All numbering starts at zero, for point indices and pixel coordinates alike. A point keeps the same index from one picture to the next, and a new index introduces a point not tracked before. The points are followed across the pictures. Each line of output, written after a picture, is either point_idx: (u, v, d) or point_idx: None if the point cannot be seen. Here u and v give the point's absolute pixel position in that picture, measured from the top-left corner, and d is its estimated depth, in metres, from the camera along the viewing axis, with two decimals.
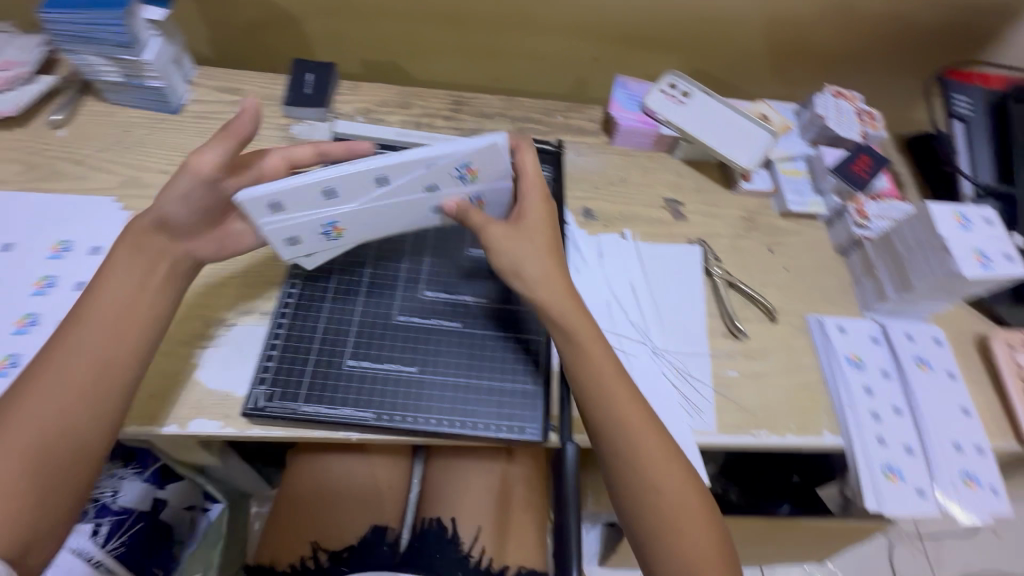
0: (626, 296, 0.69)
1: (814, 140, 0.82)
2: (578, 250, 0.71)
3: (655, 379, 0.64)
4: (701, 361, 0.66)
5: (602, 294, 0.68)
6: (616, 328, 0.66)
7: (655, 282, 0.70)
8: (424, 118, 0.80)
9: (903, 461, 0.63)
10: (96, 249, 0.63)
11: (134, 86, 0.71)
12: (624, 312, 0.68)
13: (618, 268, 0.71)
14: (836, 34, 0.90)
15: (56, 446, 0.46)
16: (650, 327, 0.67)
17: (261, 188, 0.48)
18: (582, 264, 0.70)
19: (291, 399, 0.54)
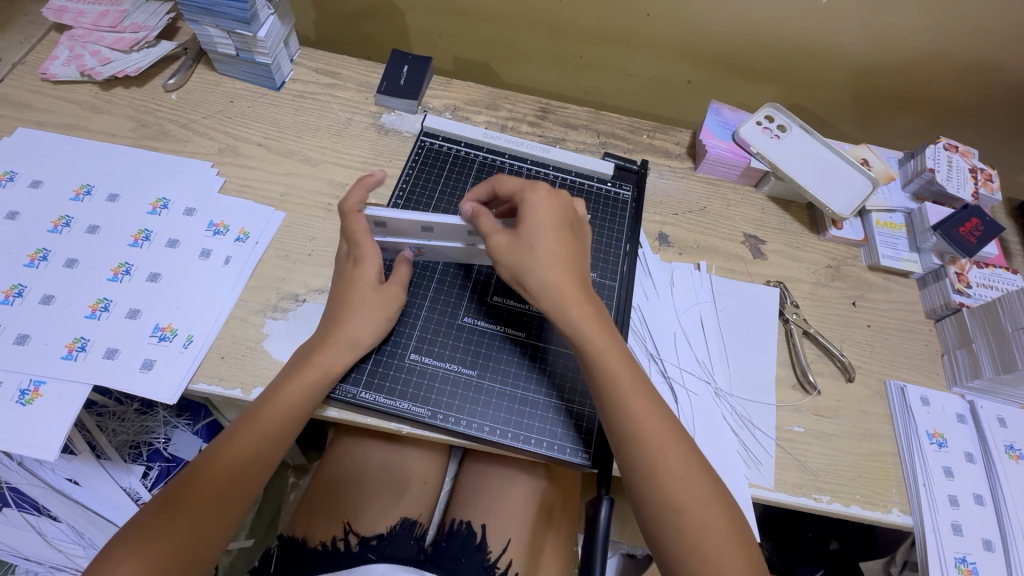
0: (693, 332, 0.66)
1: (916, 193, 0.76)
2: (648, 276, 0.69)
3: (716, 424, 0.61)
4: (767, 411, 0.63)
5: (668, 327, 0.66)
6: (678, 361, 0.64)
7: (726, 321, 0.67)
8: (509, 122, 0.81)
9: (980, 555, 0.57)
10: (190, 211, 0.66)
11: (244, 60, 0.74)
12: (689, 347, 0.65)
13: (689, 301, 0.68)
14: (957, 87, 0.83)
15: (246, 449, 0.49)
16: (715, 366, 0.64)
17: (374, 209, 0.53)
18: (650, 291, 0.68)
19: (353, 383, 0.54)
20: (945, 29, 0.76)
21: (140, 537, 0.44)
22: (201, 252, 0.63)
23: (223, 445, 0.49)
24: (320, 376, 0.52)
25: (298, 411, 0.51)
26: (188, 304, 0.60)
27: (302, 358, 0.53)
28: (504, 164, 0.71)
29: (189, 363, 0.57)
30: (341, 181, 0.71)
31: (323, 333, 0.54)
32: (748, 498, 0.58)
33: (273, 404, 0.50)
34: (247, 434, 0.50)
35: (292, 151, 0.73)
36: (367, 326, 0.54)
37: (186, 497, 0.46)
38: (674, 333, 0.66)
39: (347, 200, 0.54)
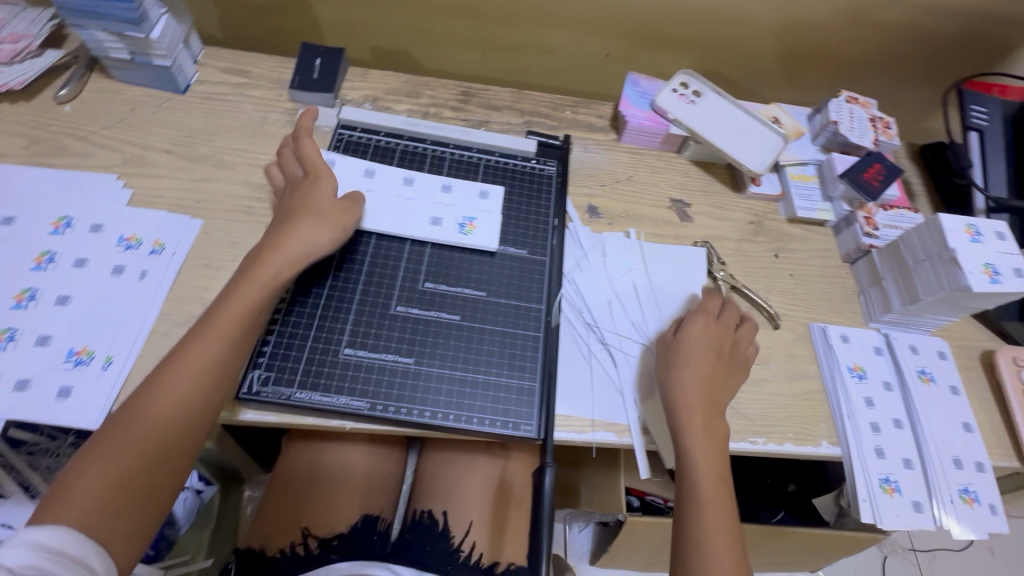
0: (628, 297, 0.68)
1: (825, 145, 0.80)
2: (580, 247, 0.70)
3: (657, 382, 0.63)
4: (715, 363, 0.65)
5: (605, 294, 0.68)
6: (614, 326, 0.66)
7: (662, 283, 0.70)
8: (431, 108, 0.80)
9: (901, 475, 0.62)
10: (97, 227, 0.62)
11: (140, 64, 0.70)
12: (624, 312, 0.67)
13: (625, 268, 0.70)
14: (856, 42, 0.88)
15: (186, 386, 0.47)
16: (650, 328, 0.66)
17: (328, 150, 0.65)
18: (581, 260, 0.69)
19: (287, 385, 0.53)
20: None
21: (88, 473, 0.43)
22: (114, 269, 0.60)
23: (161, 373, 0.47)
24: (257, 295, 0.51)
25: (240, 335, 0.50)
26: (104, 323, 0.57)
27: (241, 280, 0.52)
28: (427, 150, 0.69)
29: (112, 384, 0.54)
30: (260, 182, 0.69)
31: (257, 251, 0.53)
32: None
33: (212, 330, 0.49)
34: (188, 359, 0.48)
35: (204, 155, 0.70)
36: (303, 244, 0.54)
37: (130, 427, 0.45)
38: (607, 299, 0.67)
39: (298, 144, 0.61)
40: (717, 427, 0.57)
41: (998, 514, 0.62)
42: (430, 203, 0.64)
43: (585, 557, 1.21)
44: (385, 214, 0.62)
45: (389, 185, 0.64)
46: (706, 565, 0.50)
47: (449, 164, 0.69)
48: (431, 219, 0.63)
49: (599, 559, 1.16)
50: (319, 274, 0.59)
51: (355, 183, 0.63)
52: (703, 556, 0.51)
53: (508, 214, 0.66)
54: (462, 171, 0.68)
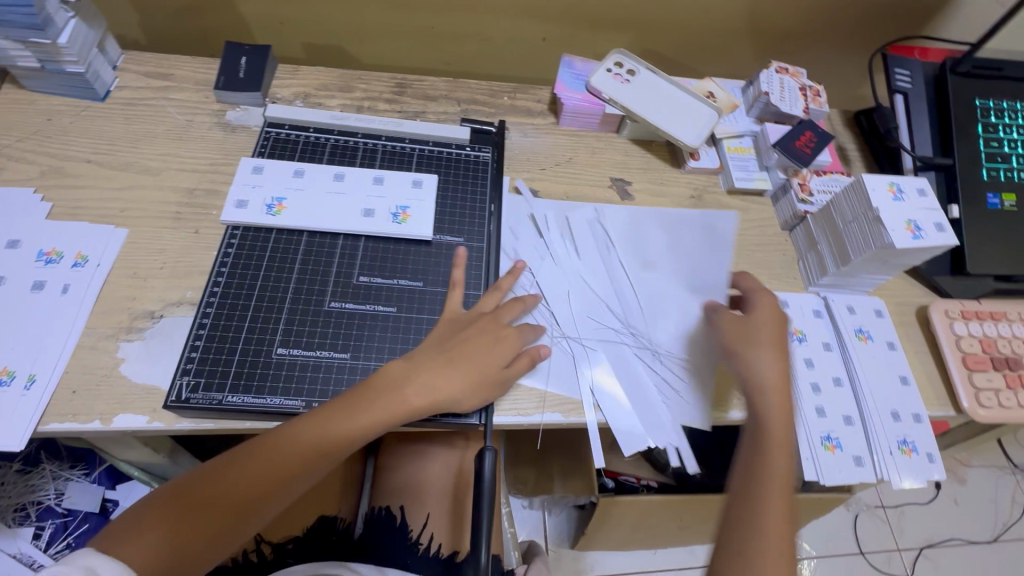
0: (593, 280, 0.66)
1: (759, 117, 0.82)
2: (538, 233, 0.68)
3: (632, 367, 0.62)
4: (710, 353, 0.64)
5: (569, 281, 0.66)
6: (585, 318, 0.64)
7: (634, 262, 0.68)
8: (365, 102, 0.79)
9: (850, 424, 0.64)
10: (13, 243, 0.60)
11: (52, 72, 0.67)
12: (595, 302, 0.65)
13: (588, 247, 0.69)
14: (785, 14, 0.90)
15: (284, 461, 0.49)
16: (626, 317, 0.65)
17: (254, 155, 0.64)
18: (536, 247, 0.67)
19: (217, 389, 0.52)
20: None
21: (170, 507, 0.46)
22: (34, 285, 0.58)
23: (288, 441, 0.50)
24: (395, 416, 0.52)
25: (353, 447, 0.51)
26: (25, 341, 0.55)
27: (384, 386, 0.52)
28: (358, 144, 0.68)
29: (35, 403, 0.52)
30: (188, 187, 0.67)
31: (406, 376, 0.53)
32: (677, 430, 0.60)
33: (329, 429, 0.50)
34: (295, 434, 0.50)
35: (128, 162, 0.68)
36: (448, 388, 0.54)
37: (221, 483, 0.48)
38: (565, 287, 0.65)
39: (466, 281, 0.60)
40: (791, 415, 0.57)
41: (936, 462, 0.64)
42: (361, 195, 0.63)
43: (565, 541, 1.22)
44: (314, 210, 0.61)
45: (320, 182, 0.63)
46: (763, 518, 0.50)
47: (381, 157, 0.68)
48: (363, 211, 0.62)
49: (577, 542, 1.17)
50: (251, 277, 0.58)
51: (284, 183, 0.62)
52: (758, 514, 0.51)
53: (443, 203, 0.66)
54: (395, 162, 0.68)
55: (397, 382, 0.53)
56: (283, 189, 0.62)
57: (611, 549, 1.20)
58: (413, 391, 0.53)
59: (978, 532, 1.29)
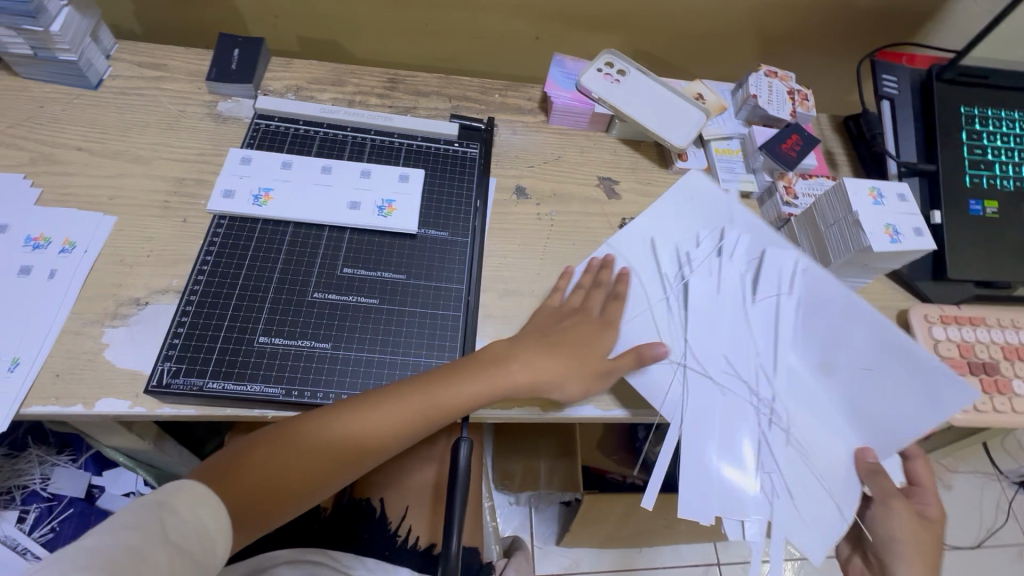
0: (752, 326, 0.58)
1: (747, 119, 0.83)
2: (715, 252, 0.61)
3: (752, 440, 0.54)
4: (844, 453, 0.55)
5: (728, 320, 0.59)
6: (696, 358, 0.57)
7: (800, 322, 0.58)
8: (357, 96, 0.79)
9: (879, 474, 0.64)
10: (2, 227, 0.61)
11: (44, 59, 0.68)
12: (701, 338, 0.58)
13: (693, 275, 0.61)
14: (776, 18, 0.90)
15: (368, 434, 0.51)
16: (738, 361, 0.57)
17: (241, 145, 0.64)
18: (705, 268, 0.61)
19: (198, 375, 0.53)
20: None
21: (232, 477, 0.47)
22: (21, 269, 0.59)
23: (341, 414, 0.51)
24: (490, 391, 0.54)
25: (417, 424, 0.53)
26: (11, 324, 0.56)
27: (486, 363, 0.55)
28: (346, 138, 0.69)
29: (18, 385, 0.53)
30: (177, 176, 0.68)
31: (508, 356, 0.56)
32: (776, 535, 0.52)
33: (421, 401, 0.53)
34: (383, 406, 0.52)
35: (119, 151, 0.68)
36: (548, 363, 0.56)
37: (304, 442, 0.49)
38: (715, 323, 0.59)
39: (589, 299, 0.60)
40: None
41: None
42: (346, 188, 0.64)
43: (550, 538, 1.22)
44: (300, 201, 0.62)
45: (305, 175, 0.63)
46: None
47: (369, 150, 0.68)
48: (348, 204, 0.63)
49: (563, 539, 1.18)
50: (235, 267, 0.58)
51: (271, 174, 0.63)
52: None
53: (430, 197, 0.67)
54: (383, 157, 0.68)
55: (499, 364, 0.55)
56: (271, 180, 0.63)
57: (597, 547, 1.21)
58: (510, 377, 0.55)
59: (964, 539, 1.30)
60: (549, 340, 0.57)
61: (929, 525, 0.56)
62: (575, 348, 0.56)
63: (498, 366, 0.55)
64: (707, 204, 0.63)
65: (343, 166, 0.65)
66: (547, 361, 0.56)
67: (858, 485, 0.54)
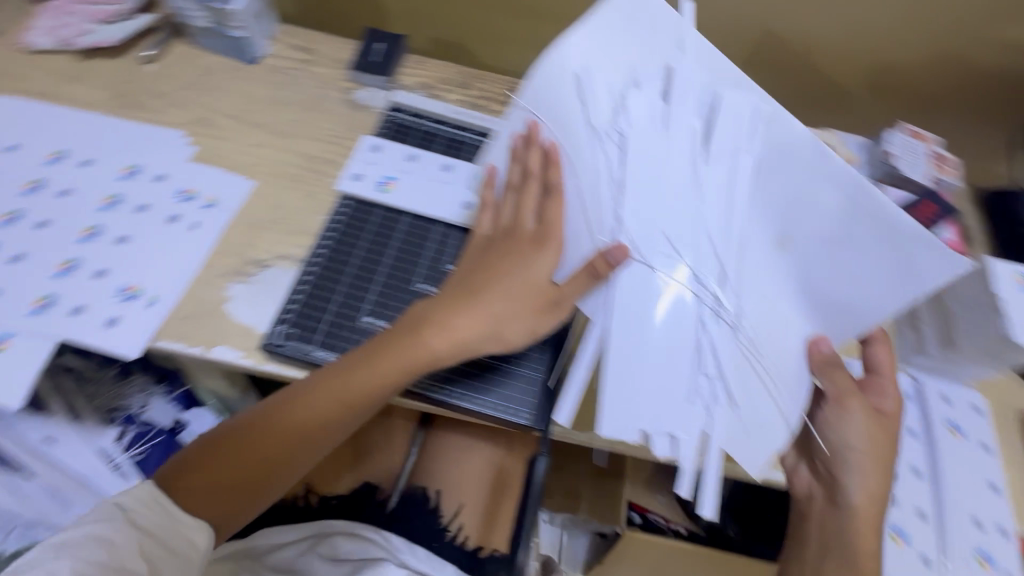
0: (702, 190, 0.50)
1: (879, 179, 0.77)
2: (657, 93, 0.51)
3: (681, 340, 0.49)
4: (795, 347, 0.52)
5: (679, 173, 0.50)
6: (604, 225, 0.50)
7: (753, 179, 0.52)
8: (480, 100, 0.82)
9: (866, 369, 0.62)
10: (159, 177, 0.68)
11: (218, 33, 0.76)
12: (658, 199, 0.50)
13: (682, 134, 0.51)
14: (922, 75, 0.85)
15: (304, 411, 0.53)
16: (702, 230, 0.50)
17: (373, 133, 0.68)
18: (646, 123, 0.51)
19: (307, 341, 0.56)
20: (902, 4, 0.77)
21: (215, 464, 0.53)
22: (170, 216, 0.65)
23: (299, 396, 0.53)
24: (410, 361, 0.52)
25: (387, 387, 0.52)
26: (155, 264, 0.62)
27: (411, 327, 0.53)
28: (468, 139, 0.71)
29: (154, 320, 0.59)
30: (311, 153, 0.73)
31: (432, 314, 0.53)
32: (710, 468, 0.47)
33: (356, 379, 0.52)
34: (320, 382, 0.53)
35: (264, 123, 0.74)
36: (474, 326, 0.51)
37: (263, 428, 0.53)
38: (662, 181, 0.50)
39: (529, 161, 0.53)
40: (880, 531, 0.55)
41: None
42: (463, 187, 0.66)
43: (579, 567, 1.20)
44: (419, 194, 0.64)
45: (428, 169, 0.66)
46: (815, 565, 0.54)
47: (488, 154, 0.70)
48: (463, 203, 0.65)
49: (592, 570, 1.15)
50: (351, 246, 0.61)
51: (397, 164, 0.66)
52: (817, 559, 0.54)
53: None
54: None
55: (455, 309, 0.52)
56: (395, 169, 0.66)
57: None
58: (492, 335, 0.52)
59: None
60: (484, 257, 0.55)
61: (885, 420, 0.55)
62: (500, 273, 0.53)
63: (460, 313, 0.52)
64: (655, 28, 0.51)
65: (463, 166, 0.67)
66: (481, 274, 0.53)
67: (811, 378, 0.52)
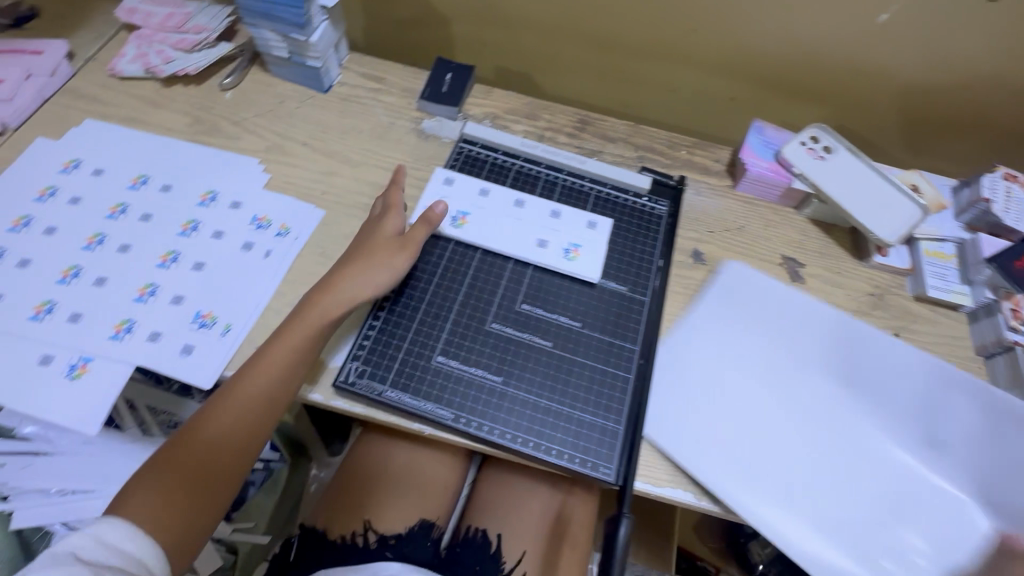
0: (66, 243, 0.63)
1: (970, 224, 0.73)
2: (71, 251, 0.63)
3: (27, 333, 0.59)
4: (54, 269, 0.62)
5: (75, 250, 0.63)
6: (66, 235, 0.64)
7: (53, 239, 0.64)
8: (547, 132, 0.81)
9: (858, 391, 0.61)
10: (236, 204, 0.68)
11: (295, 63, 0.77)
12: (70, 244, 0.63)
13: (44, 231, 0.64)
14: (1004, 111, 0.80)
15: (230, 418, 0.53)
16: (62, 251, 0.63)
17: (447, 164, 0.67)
18: (39, 221, 0.65)
19: (378, 381, 0.55)
20: (998, 31, 0.71)
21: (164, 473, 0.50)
22: (244, 245, 0.65)
23: (235, 406, 0.53)
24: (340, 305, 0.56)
25: (296, 369, 0.54)
26: (228, 292, 0.62)
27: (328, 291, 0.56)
28: (540, 174, 0.70)
29: (226, 351, 0.59)
30: (379, 183, 0.73)
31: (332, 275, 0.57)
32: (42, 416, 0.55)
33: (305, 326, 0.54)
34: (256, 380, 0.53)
35: (335, 152, 0.75)
36: (270, 376, 0.53)
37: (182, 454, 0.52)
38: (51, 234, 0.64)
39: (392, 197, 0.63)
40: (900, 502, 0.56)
41: None
42: (535, 225, 0.65)
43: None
44: (492, 230, 0.63)
45: (502, 207, 0.65)
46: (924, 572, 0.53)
47: (560, 190, 0.69)
48: (535, 242, 0.63)
49: None
50: (422, 283, 0.60)
51: (470, 199, 0.66)
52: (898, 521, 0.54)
53: (615, 248, 0.65)
54: (572, 199, 0.69)
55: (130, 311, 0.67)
56: (468, 205, 0.65)
57: None
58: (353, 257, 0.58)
59: None
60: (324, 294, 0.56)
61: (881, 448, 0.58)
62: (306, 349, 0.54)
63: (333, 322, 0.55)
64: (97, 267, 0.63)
65: (536, 200, 0.67)
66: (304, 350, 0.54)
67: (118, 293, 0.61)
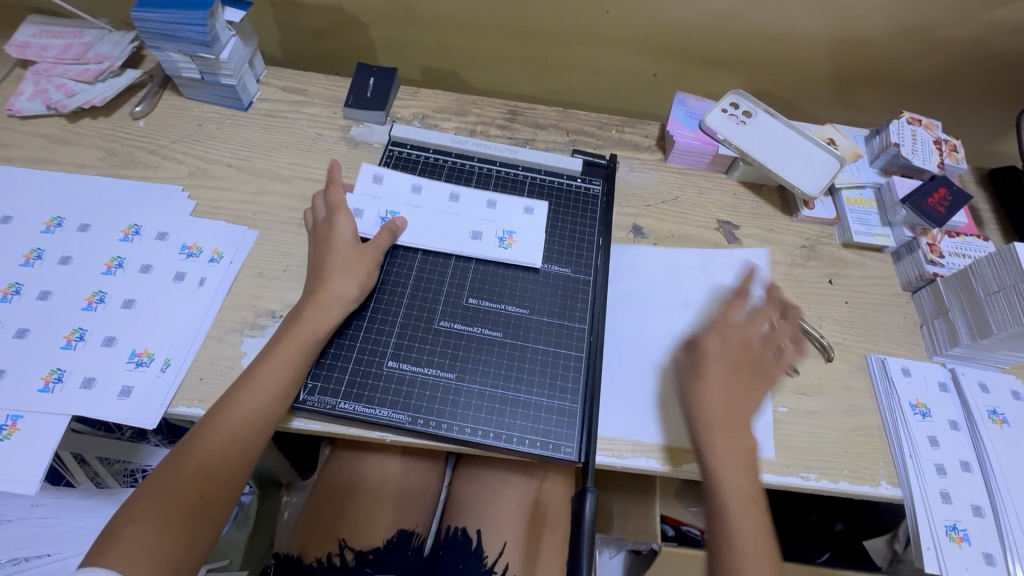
0: None
1: (884, 168, 0.77)
2: None
3: None
4: None
5: None
6: None
7: None
8: (478, 126, 0.81)
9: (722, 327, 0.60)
10: (162, 235, 0.66)
11: (208, 83, 0.74)
12: None
13: None
14: (902, 61, 0.85)
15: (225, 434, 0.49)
16: None
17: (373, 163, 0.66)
18: None
19: (331, 395, 0.54)
20: None
21: (158, 489, 0.46)
22: (176, 275, 0.63)
23: (229, 426, 0.49)
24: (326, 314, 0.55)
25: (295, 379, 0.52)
26: (164, 326, 0.60)
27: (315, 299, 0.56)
28: (474, 168, 0.71)
29: (167, 387, 0.56)
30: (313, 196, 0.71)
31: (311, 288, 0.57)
32: None
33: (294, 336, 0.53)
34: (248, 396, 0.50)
35: (263, 169, 0.73)
36: (277, 380, 0.51)
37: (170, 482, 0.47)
38: None
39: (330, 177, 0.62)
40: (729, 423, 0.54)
41: None
42: (471, 217, 0.65)
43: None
44: (428, 227, 0.63)
45: (436, 202, 0.65)
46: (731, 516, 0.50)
47: (494, 182, 0.70)
48: (472, 235, 0.63)
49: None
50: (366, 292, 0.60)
51: (400, 198, 0.65)
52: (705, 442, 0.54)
53: (554, 231, 0.67)
54: (507, 188, 0.69)
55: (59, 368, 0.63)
56: (399, 204, 0.65)
57: None
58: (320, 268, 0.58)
59: None
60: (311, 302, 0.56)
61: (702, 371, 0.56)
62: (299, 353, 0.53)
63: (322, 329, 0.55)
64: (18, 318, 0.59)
65: (469, 189, 0.67)
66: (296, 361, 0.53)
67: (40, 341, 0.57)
